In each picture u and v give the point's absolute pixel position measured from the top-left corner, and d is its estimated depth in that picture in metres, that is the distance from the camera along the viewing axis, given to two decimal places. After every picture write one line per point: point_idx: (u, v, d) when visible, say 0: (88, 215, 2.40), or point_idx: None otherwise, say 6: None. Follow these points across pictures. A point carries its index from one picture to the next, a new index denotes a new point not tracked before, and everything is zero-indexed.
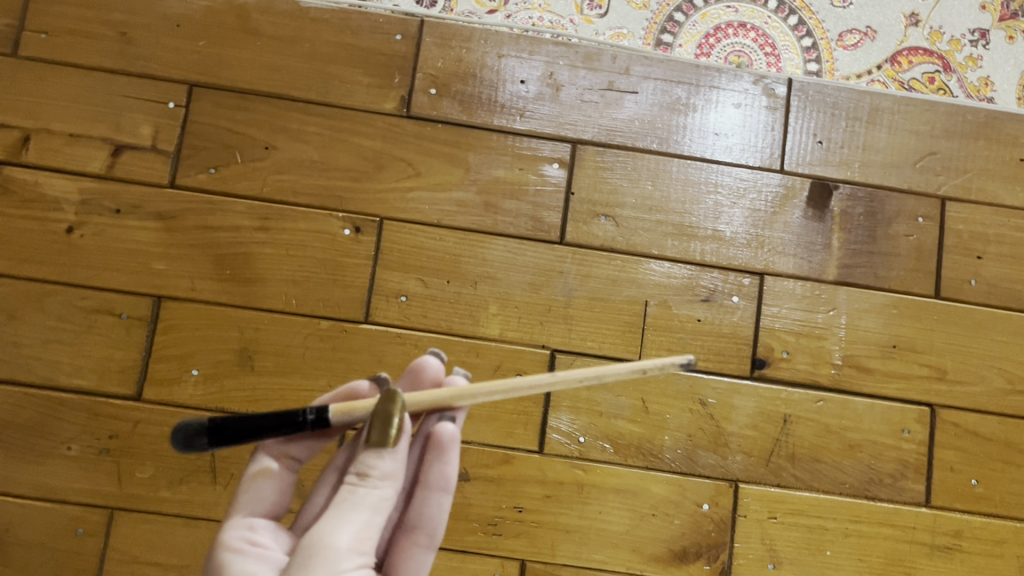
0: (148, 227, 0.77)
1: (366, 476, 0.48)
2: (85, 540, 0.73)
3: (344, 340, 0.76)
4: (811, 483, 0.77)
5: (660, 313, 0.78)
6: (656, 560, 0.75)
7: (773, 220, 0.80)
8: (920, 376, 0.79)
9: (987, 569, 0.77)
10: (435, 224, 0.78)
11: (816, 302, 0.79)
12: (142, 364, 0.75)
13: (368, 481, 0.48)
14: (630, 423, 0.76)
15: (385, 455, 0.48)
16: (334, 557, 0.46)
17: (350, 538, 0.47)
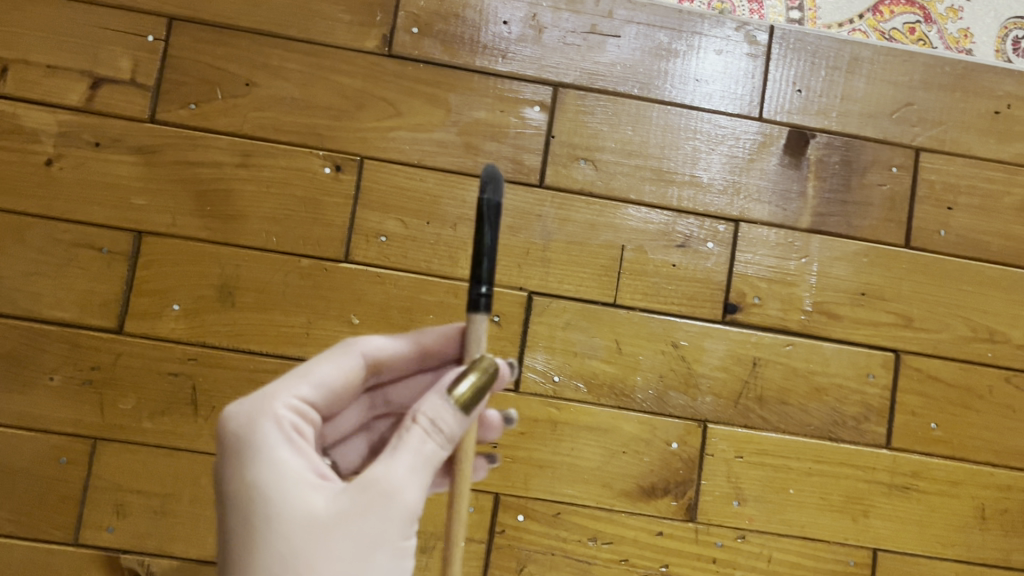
0: (129, 160, 0.77)
1: (438, 430, 0.45)
2: (69, 469, 0.75)
3: (325, 278, 0.77)
4: (777, 424, 0.80)
5: (636, 258, 0.79)
6: (626, 495, 0.78)
7: (750, 166, 0.81)
8: (887, 323, 0.81)
9: (942, 508, 0.80)
10: (415, 165, 0.78)
11: (789, 250, 0.81)
12: (123, 298, 0.76)
13: (438, 436, 0.45)
14: (604, 363, 0.78)
15: (459, 415, 0.45)
16: (404, 520, 0.44)
17: (414, 500, 0.44)
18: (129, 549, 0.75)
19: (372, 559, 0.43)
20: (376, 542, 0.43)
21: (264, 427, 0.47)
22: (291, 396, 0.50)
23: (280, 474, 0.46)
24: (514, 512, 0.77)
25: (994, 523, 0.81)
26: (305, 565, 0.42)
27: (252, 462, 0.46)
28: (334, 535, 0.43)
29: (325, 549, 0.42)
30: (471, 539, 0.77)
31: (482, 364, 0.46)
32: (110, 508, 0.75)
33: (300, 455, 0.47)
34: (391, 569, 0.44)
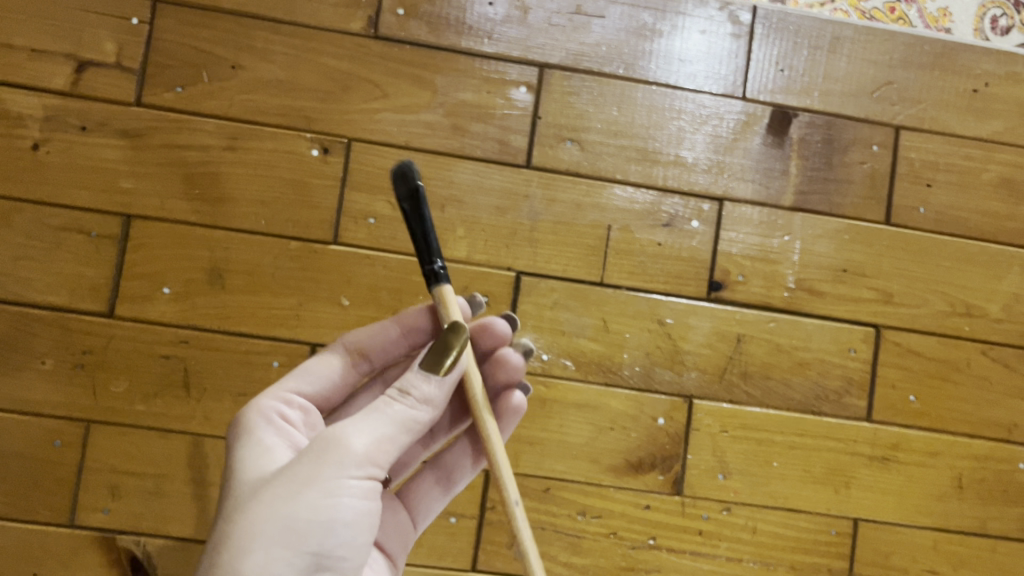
0: (115, 144, 0.77)
1: (407, 394, 0.50)
2: (63, 451, 0.76)
3: (314, 260, 0.78)
4: (761, 399, 0.81)
5: (622, 238, 0.80)
6: (614, 470, 0.80)
7: (733, 146, 0.82)
8: (867, 299, 0.83)
9: (920, 479, 0.83)
10: (403, 146, 0.79)
11: (773, 228, 0.82)
12: (113, 282, 0.76)
13: (404, 396, 0.50)
14: (591, 341, 0.80)
15: (430, 378, 0.50)
16: (343, 460, 0.48)
17: (358, 445, 0.48)
18: (124, 530, 0.76)
19: (302, 498, 0.48)
20: (309, 482, 0.48)
21: (249, 415, 0.58)
22: (275, 390, 0.60)
23: (252, 448, 0.55)
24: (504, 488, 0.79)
25: (971, 492, 0.83)
26: (244, 508, 0.48)
27: (235, 443, 0.56)
28: (279, 480, 0.49)
29: (264, 495, 0.48)
30: (463, 515, 0.78)
31: (457, 336, 0.51)
32: (104, 490, 0.76)
33: (278, 435, 0.57)
34: (325, 508, 0.48)
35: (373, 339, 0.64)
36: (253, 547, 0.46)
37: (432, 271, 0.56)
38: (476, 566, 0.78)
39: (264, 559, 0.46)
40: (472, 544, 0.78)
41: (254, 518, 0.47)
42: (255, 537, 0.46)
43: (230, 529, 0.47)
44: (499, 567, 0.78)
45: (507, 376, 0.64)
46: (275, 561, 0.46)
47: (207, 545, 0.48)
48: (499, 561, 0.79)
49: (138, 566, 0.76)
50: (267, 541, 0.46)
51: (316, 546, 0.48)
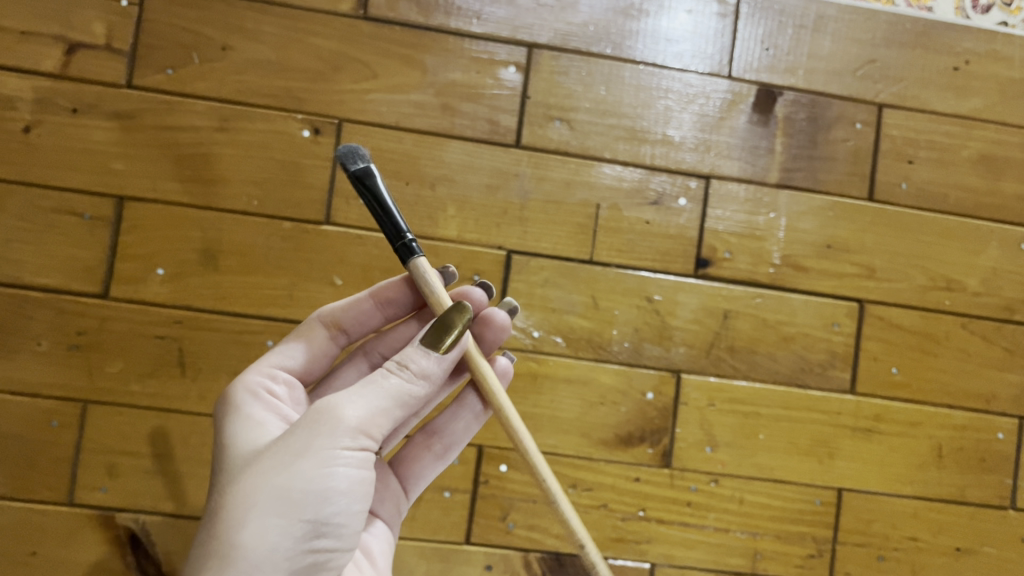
0: (106, 126, 0.77)
1: (405, 367, 0.52)
2: (60, 431, 0.76)
3: (307, 240, 0.78)
4: (747, 372, 0.83)
5: (611, 216, 0.82)
6: (604, 444, 0.81)
7: (720, 124, 0.83)
8: (851, 274, 0.85)
9: (901, 449, 0.85)
10: (393, 127, 0.80)
11: (758, 205, 0.83)
12: (107, 263, 0.77)
13: (400, 371, 0.52)
14: (581, 318, 0.81)
15: (430, 355, 0.52)
16: (335, 431, 0.49)
17: (350, 416, 0.50)
18: (123, 508, 0.77)
19: (295, 468, 0.48)
20: (301, 453, 0.49)
21: (236, 392, 0.58)
22: (259, 369, 0.61)
23: (241, 423, 0.56)
24: (497, 463, 0.80)
25: (950, 461, 0.86)
26: (238, 481, 0.49)
27: (224, 418, 0.57)
28: (273, 452, 0.49)
29: (257, 468, 0.49)
30: (457, 489, 0.80)
31: (460, 315, 0.52)
32: (102, 469, 0.77)
33: (266, 410, 0.58)
34: (320, 478, 0.49)
35: (349, 311, 0.65)
36: (247, 517, 0.47)
37: (405, 245, 0.58)
38: (470, 538, 0.80)
39: (259, 529, 0.47)
40: (465, 518, 0.80)
41: (249, 490, 0.48)
42: (250, 508, 0.47)
43: (224, 501, 0.48)
44: (493, 540, 0.80)
45: (494, 336, 0.64)
46: (270, 530, 0.47)
47: (202, 519, 0.49)
48: (493, 534, 0.80)
49: (137, 543, 0.77)
50: (262, 511, 0.47)
51: (312, 514, 0.48)
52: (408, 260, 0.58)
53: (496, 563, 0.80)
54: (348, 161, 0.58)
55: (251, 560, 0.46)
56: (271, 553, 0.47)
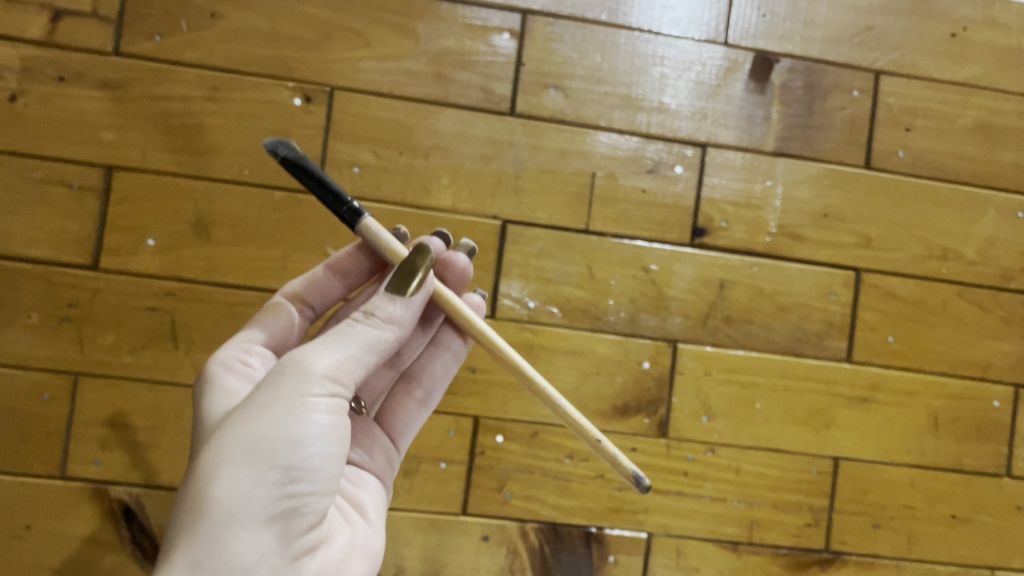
0: (94, 95, 0.76)
1: (372, 315, 0.51)
2: (52, 405, 0.76)
3: (299, 210, 0.77)
4: (744, 342, 0.83)
5: (607, 185, 0.81)
6: (600, 414, 0.81)
7: (716, 92, 0.82)
8: (847, 243, 0.84)
9: (898, 418, 0.85)
10: (386, 95, 0.79)
11: (755, 173, 0.83)
12: (97, 235, 0.76)
13: (369, 318, 0.51)
14: (577, 289, 0.80)
15: (396, 301, 0.52)
16: (303, 379, 0.49)
17: (317, 364, 0.49)
18: (116, 482, 0.76)
19: (263, 418, 0.47)
20: (269, 403, 0.48)
21: (211, 365, 0.58)
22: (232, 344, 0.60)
23: (215, 395, 0.55)
24: (492, 434, 0.80)
25: (946, 430, 0.86)
26: (208, 440, 0.48)
27: (199, 392, 0.57)
28: (239, 409, 0.49)
29: (226, 423, 0.48)
30: (453, 460, 0.79)
31: (423, 259, 0.53)
32: (95, 442, 0.76)
33: (241, 378, 0.57)
34: (289, 426, 0.48)
35: (310, 284, 0.65)
36: (219, 470, 0.46)
37: (350, 211, 0.58)
38: (466, 509, 0.80)
39: (230, 480, 0.46)
40: (461, 489, 0.80)
41: (218, 445, 0.47)
42: (219, 460, 0.46)
43: (194, 461, 0.47)
44: (489, 510, 0.80)
45: (456, 277, 0.64)
46: (242, 480, 0.46)
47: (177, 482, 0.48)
48: (489, 505, 0.80)
49: (131, 515, 0.76)
50: (233, 462, 0.46)
51: (284, 460, 0.47)
52: (355, 226, 0.57)
53: (492, 534, 0.80)
54: (276, 147, 0.57)
55: (225, 510, 0.45)
56: (244, 503, 0.46)
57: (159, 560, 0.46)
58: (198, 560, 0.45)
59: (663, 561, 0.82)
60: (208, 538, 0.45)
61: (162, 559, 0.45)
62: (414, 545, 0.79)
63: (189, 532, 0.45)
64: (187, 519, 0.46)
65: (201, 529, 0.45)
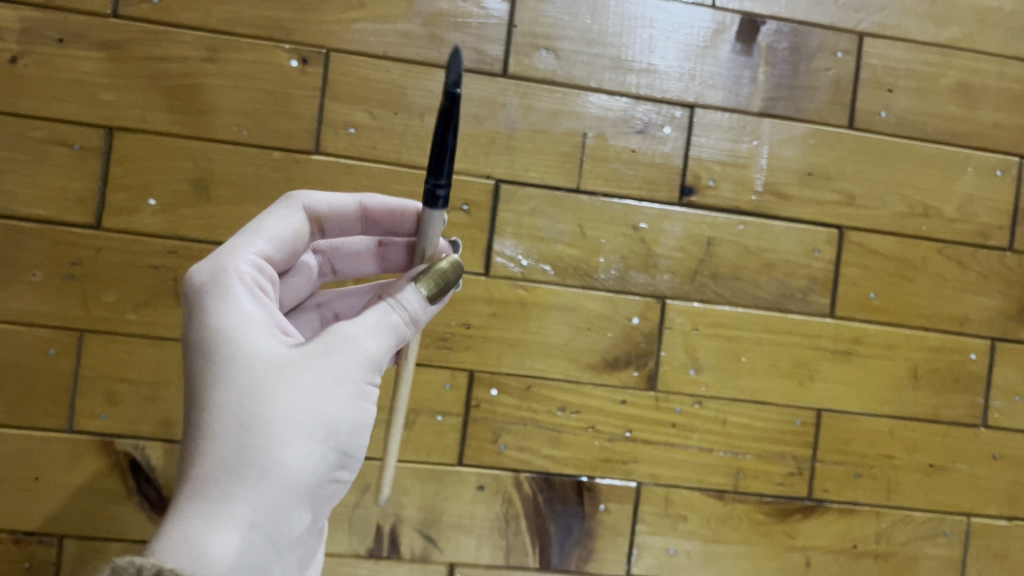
0: (94, 56, 0.77)
1: (402, 307, 0.51)
2: (58, 360, 0.78)
3: (297, 170, 0.79)
4: (730, 297, 0.85)
5: (598, 145, 0.83)
6: (592, 367, 0.84)
7: (704, 54, 0.84)
8: (831, 201, 0.87)
9: (879, 370, 0.88)
10: (380, 57, 0.80)
11: (741, 133, 0.85)
12: (99, 194, 0.78)
13: (409, 314, 0.52)
14: (568, 247, 0.83)
15: (422, 300, 0.52)
16: (366, 365, 0.50)
17: (375, 350, 0.50)
18: (122, 435, 0.79)
19: (334, 396, 0.48)
20: (341, 380, 0.48)
21: (232, 279, 0.51)
22: (247, 256, 0.54)
23: (244, 320, 0.49)
24: (487, 387, 0.82)
25: (925, 382, 0.89)
26: (276, 399, 0.47)
27: (219, 307, 0.50)
28: (306, 372, 0.48)
29: (292, 381, 0.47)
30: (449, 413, 0.82)
31: (453, 267, 0.53)
32: (101, 396, 0.78)
33: (262, 306, 0.52)
34: (351, 411, 0.49)
35: (338, 209, 0.62)
36: (290, 439, 0.47)
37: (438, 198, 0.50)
38: (462, 460, 0.82)
39: (301, 452, 0.47)
40: (458, 440, 0.82)
41: (291, 411, 0.47)
42: (293, 431, 0.47)
43: (259, 418, 0.46)
44: (484, 461, 0.83)
45: None
46: (310, 455, 0.47)
47: (225, 422, 0.46)
48: (485, 455, 0.83)
49: (138, 468, 0.79)
50: (304, 435, 0.47)
51: (343, 442, 0.49)
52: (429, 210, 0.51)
53: (487, 483, 0.83)
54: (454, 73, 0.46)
55: (290, 483, 0.47)
56: (308, 476, 0.47)
57: (206, 505, 0.45)
58: (259, 522, 0.46)
59: (652, 509, 0.85)
60: (271, 504, 0.46)
61: (215, 507, 0.45)
62: (412, 494, 0.82)
63: (252, 491, 0.46)
64: (252, 479, 0.46)
65: (268, 492, 0.46)
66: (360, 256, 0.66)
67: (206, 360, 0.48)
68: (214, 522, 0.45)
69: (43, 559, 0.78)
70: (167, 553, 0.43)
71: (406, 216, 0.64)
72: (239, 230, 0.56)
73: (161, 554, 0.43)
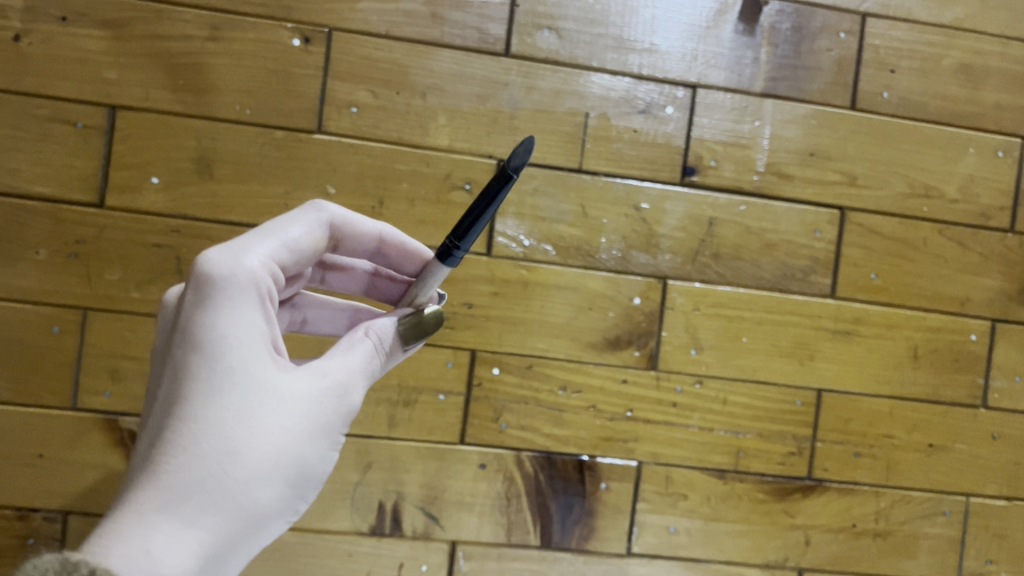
0: (97, 35, 0.77)
1: (382, 349, 0.52)
2: (61, 338, 0.78)
3: (299, 149, 0.79)
4: (731, 278, 0.86)
5: (600, 125, 0.83)
6: (593, 347, 0.84)
7: (707, 34, 0.84)
8: (833, 182, 0.87)
9: (879, 350, 0.88)
10: (383, 36, 0.80)
11: (744, 113, 0.85)
12: (102, 173, 0.78)
13: (385, 359, 0.53)
14: (570, 227, 0.83)
15: (400, 348, 0.53)
16: (347, 417, 0.49)
17: (357, 403, 0.49)
18: (126, 412, 0.79)
19: (316, 444, 0.47)
20: (326, 429, 0.47)
21: (250, 287, 0.47)
22: (267, 255, 0.49)
23: (252, 337, 0.46)
24: (489, 366, 0.83)
25: (925, 363, 0.89)
26: (267, 433, 0.44)
27: (230, 316, 0.46)
28: (301, 412, 0.46)
29: (285, 417, 0.45)
30: (451, 392, 0.82)
31: (436, 320, 0.54)
32: (104, 374, 0.79)
33: (268, 323, 0.48)
34: (324, 461, 0.48)
35: (359, 234, 0.58)
36: (270, 478, 0.44)
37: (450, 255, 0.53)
38: (464, 439, 0.83)
39: (272, 492, 0.45)
40: (459, 419, 0.83)
41: (277, 450, 0.45)
42: (273, 472, 0.45)
43: (247, 449, 0.44)
44: (486, 440, 0.83)
45: None
46: (277, 499, 0.45)
47: (209, 439, 0.43)
48: (486, 434, 0.83)
49: None
50: (281, 478, 0.45)
51: (306, 490, 0.47)
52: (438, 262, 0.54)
53: (489, 461, 0.83)
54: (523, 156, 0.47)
55: (252, 523, 0.44)
56: (268, 518, 0.45)
57: (171, 521, 0.41)
58: (215, 554, 0.42)
59: (652, 487, 0.86)
60: (230, 539, 0.43)
61: (180, 525, 0.41)
62: (413, 472, 0.83)
63: (220, 521, 0.42)
64: (224, 509, 0.43)
65: (232, 525, 0.43)
66: (355, 279, 0.65)
67: (202, 367, 0.45)
68: (177, 540, 0.41)
69: (48, 535, 0.79)
70: (120, 561, 0.38)
71: (417, 260, 0.61)
72: (259, 227, 0.51)
73: (112, 561, 0.38)
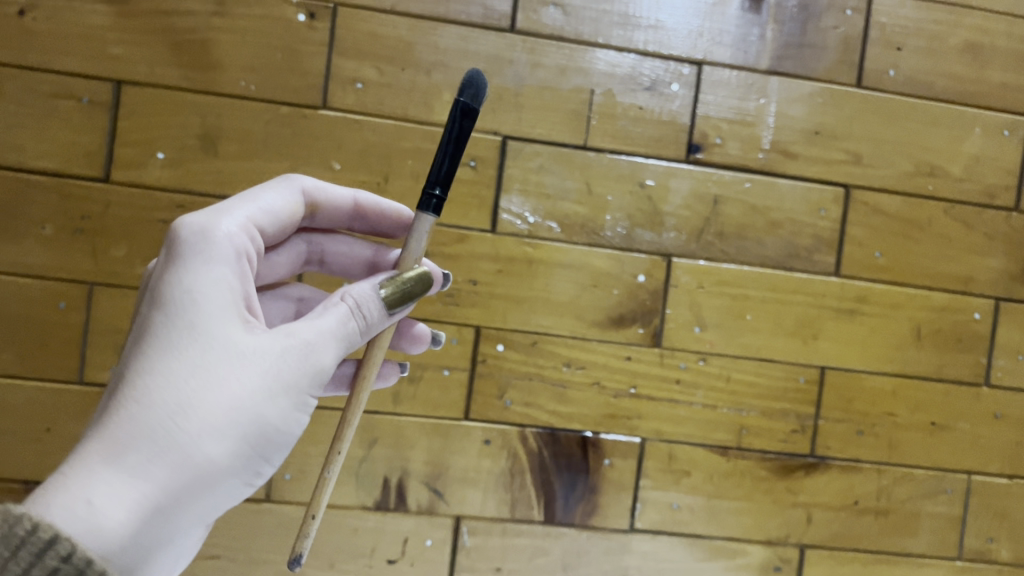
0: (101, 10, 0.77)
1: (360, 314, 0.49)
2: (68, 313, 0.78)
3: (304, 125, 0.79)
4: (736, 256, 0.86)
5: (605, 102, 0.83)
6: (598, 325, 0.84)
7: (712, 11, 0.84)
8: (838, 160, 0.87)
9: (883, 329, 0.88)
10: (388, 12, 0.80)
11: (749, 91, 0.85)
12: (107, 148, 0.78)
13: (364, 326, 0.50)
14: (575, 204, 0.83)
15: (382, 314, 0.50)
16: (316, 379, 0.47)
17: (327, 365, 0.48)
18: None
19: (277, 402, 0.46)
20: (289, 388, 0.46)
21: (221, 243, 0.48)
22: (244, 217, 0.52)
23: (216, 292, 0.46)
24: (494, 343, 0.83)
25: (929, 342, 0.89)
26: (223, 390, 0.44)
27: (195, 270, 0.46)
28: (261, 369, 0.45)
29: (245, 375, 0.45)
30: (456, 368, 0.83)
31: (421, 286, 0.52)
32: (111, 348, 0.79)
33: (241, 280, 0.49)
34: (287, 420, 0.47)
35: (335, 198, 0.61)
36: (225, 434, 0.44)
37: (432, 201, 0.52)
38: (468, 415, 0.83)
39: (227, 448, 0.44)
40: (464, 395, 0.83)
41: (233, 407, 0.44)
42: (228, 429, 0.44)
43: (201, 404, 0.43)
44: (490, 417, 0.84)
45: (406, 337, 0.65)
46: (233, 455, 0.45)
47: (163, 393, 0.42)
48: (491, 411, 0.84)
49: None
50: (236, 434, 0.44)
51: (266, 449, 0.46)
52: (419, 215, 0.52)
53: (493, 438, 0.84)
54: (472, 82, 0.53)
55: (204, 478, 0.44)
56: (222, 473, 0.44)
57: (116, 474, 0.41)
58: (162, 508, 0.42)
59: (656, 464, 0.86)
60: (180, 493, 0.43)
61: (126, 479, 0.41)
62: (418, 448, 0.83)
63: (169, 476, 0.42)
64: (173, 463, 0.42)
65: (181, 478, 0.43)
66: (355, 262, 0.65)
67: (163, 322, 0.45)
68: (120, 489, 0.40)
69: None
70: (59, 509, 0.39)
71: (395, 220, 0.64)
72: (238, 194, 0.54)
73: (52, 509, 0.39)
